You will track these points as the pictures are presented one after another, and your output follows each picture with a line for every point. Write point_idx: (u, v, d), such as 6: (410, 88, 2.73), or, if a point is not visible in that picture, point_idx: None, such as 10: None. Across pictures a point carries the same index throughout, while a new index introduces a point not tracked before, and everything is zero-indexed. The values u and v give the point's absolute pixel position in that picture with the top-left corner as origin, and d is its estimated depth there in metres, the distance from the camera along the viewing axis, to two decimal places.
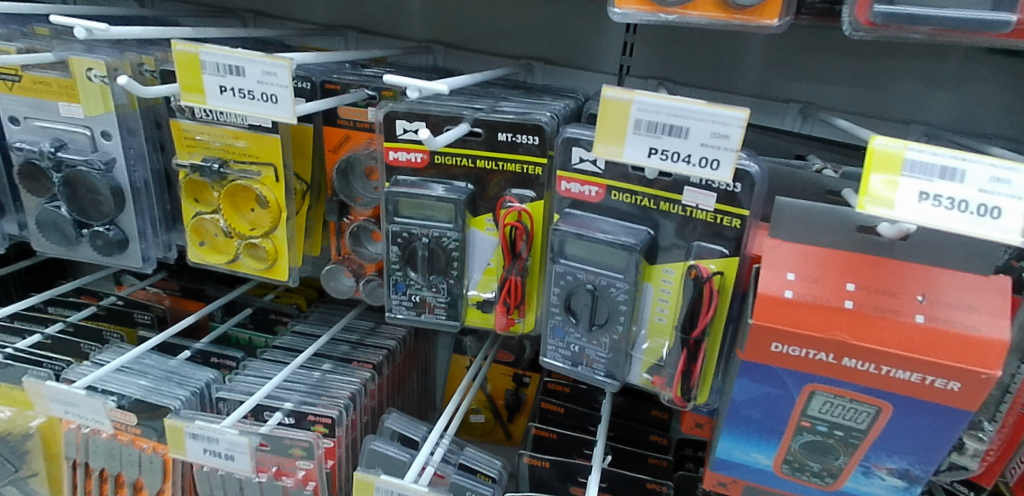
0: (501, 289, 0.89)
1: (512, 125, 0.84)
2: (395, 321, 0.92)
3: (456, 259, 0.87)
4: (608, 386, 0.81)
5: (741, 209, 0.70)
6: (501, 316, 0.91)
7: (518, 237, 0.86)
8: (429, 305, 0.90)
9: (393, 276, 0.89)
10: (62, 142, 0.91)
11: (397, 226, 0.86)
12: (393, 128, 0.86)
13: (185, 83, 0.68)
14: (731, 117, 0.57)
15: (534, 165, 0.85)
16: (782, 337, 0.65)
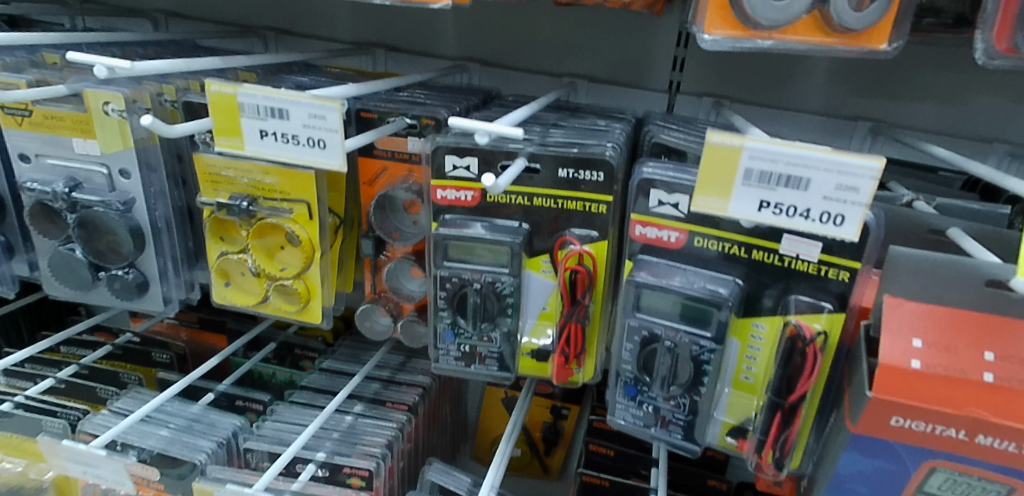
0: (559, 338, 0.80)
1: (575, 160, 0.75)
2: (441, 371, 0.83)
3: (511, 305, 0.78)
4: (688, 451, 0.72)
5: (852, 261, 0.62)
6: (560, 366, 0.82)
7: (579, 279, 0.77)
8: (479, 355, 0.82)
9: (439, 324, 0.80)
10: (77, 181, 0.83)
11: (445, 270, 0.77)
12: (442, 164, 0.78)
13: (220, 126, 0.60)
14: (864, 167, 0.49)
15: (599, 202, 0.76)
16: (905, 410, 0.57)
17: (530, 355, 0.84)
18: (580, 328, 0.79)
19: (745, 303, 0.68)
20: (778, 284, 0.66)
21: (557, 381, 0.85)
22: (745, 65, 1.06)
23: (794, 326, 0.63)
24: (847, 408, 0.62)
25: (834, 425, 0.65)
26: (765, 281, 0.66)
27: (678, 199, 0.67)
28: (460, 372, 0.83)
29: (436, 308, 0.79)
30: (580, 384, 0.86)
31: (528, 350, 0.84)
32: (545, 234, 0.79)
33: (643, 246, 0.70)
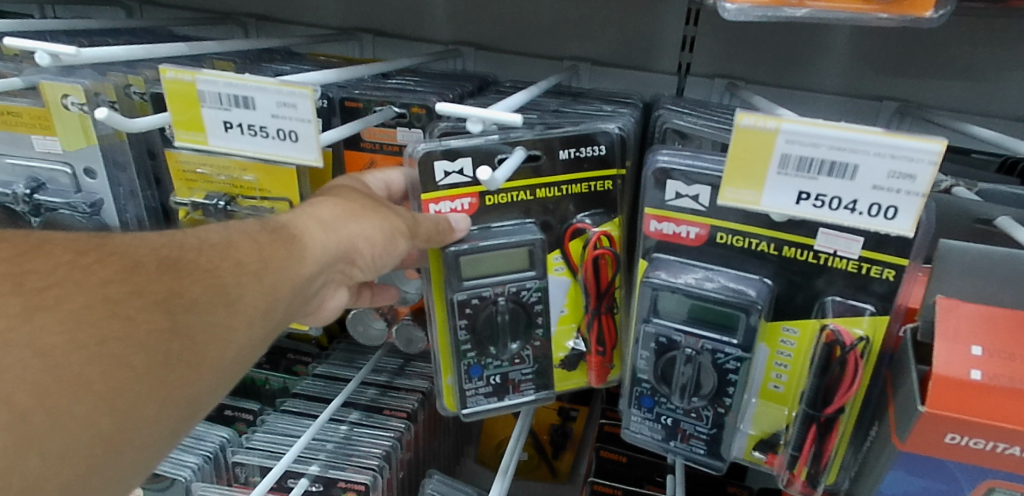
0: (592, 337, 0.73)
1: (573, 138, 0.68)
2: (474, 412, 0.74)
3: (540, 312, 0.72)
4: (714, 468, 0.65)
5: (898, 258, 0.55)
6: (596, 370, 0.74)
7: (603, 265, 0.70)
8: (508, 384, 0.74)
9: (466, 360, 0.72)
10: (39, 182, 0.76)
11: (464, 295, 0.69)
12: (431, 172, 0.69)
13: (179, 118, 0.53)
14: (921, 151, 0.42)
15: (604, 180, 0.70)
16: (961, 427, 0.49)
17: (562, 366, 0.76)
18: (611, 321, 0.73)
19: (774, 304, 0.61)
20: (813, 282, 0.59)
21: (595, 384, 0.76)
22: (759, 43, 0.99)
23: (832, 330, 0.57)
24: (893, 421, 0.55)
25: (875, 439, 0.59)
26: (797, 279, 0.60)
27: (698, 191, 0.60)
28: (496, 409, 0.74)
29: (458, 344, 0.71)
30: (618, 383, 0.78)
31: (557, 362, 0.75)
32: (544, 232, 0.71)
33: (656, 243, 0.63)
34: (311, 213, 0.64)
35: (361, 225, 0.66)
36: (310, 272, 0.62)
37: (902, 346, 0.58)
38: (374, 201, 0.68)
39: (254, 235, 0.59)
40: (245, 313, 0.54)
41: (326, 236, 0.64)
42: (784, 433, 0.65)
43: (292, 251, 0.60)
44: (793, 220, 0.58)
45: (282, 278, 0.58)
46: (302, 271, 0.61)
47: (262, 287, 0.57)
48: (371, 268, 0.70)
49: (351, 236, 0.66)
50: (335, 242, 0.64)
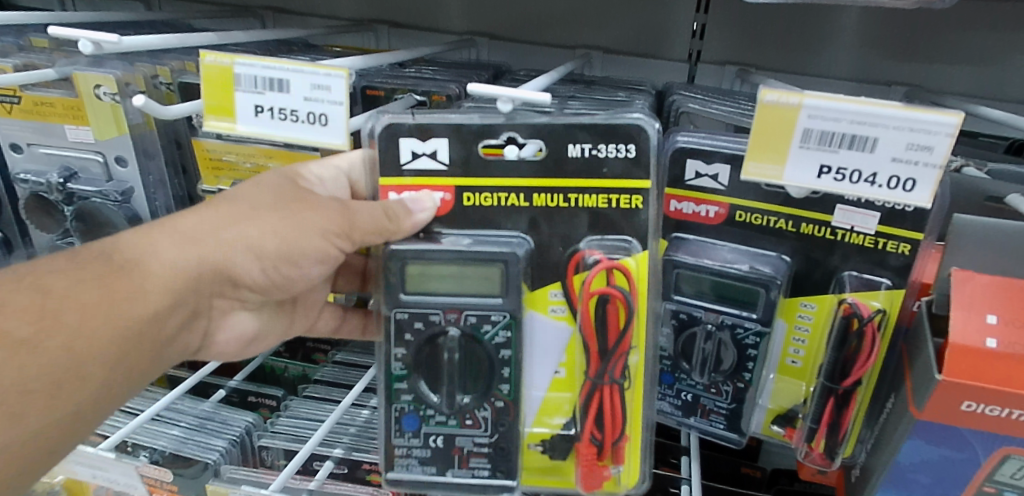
0: (588, 422, 0.60)
1: (599, 131, 0.58)
2: (400, 479, 0.64)
3: (507, 361, 0.62)
4: (733, 443, 0.67)
5: (913, 232, 0.57)
6: (586, 463, 0.62)
7: (608, 310, 0.59)
8: (451, 460, 0.64)
9: (399, 405, 0.64)
10: (72, 171, 0.78)
11: (406, 313, 0.62)
12: (397, 152, 0.62)
13: (212, 104, 0.56)
14: (940, 124, 0.44)
15: (634, 193, 0.60)
16: (979, 395, 0.51)
17: (539, 447, 0.66)
18: (613, 405, 0.60)
19: (792, 280, 0.63)
20: (830, 258, 0.61)
21: (586, 486, 0.65)
22: (769, 29, 1.00)
23: (849, 304, 0.59)
24: (910, 392, 0.56)
25: (892, 410, 0.60)
26: (815, 255, 0.61)
27: (717, 170, 0.62)
28: (428, 486, 0.63)
29: (393, 385, 0.64)
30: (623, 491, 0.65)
31: (539, 441, 0.66)
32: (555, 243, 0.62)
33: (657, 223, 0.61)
34: (181, 224, 0.61)
35: (260, 229, 0.61)
36: (157, 304, 0.59)
37: (918, 319, 0.59)
38: (285, 203, 0.63)
39: (59, 285, 0.55)
40: (44, 391, 0.52)
41: (187, 253, 0.61)
42: (801, 408, 0.67)
43: (127, 287, 0.57)
44: (810, 197, 0.60)
45: (99, 327, 0.55)
46: (144, 304, 0.58)
47: (64, 348, 0.53)
48: (282, 276, 0.66)
49: (238, 244, 0.62)
50: (206, 255, 0.61)
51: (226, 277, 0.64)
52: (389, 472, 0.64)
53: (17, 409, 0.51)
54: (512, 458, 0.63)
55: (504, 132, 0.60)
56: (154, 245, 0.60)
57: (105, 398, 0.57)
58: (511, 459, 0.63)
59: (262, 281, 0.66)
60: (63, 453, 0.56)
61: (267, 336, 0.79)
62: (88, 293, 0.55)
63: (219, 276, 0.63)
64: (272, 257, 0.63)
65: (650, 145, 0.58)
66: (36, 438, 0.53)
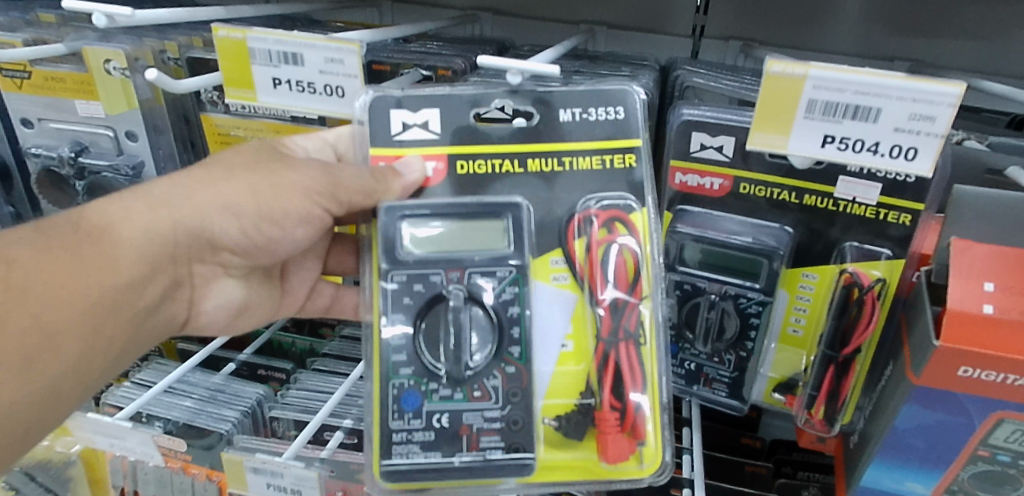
0: (606, 386, 0.59)
1: (589, 97, 0.63)
2: (398, 469, 0.59)
3: (517, 320, 0.61)
4: (735, 410, 0.69)
5: (914, 203, 0.58)
6: (609, 435, 0.59)
7: (617, 264, 0.60)
8: (458, 440, 0.60)
9: (397, 382, 0.60)
10: (83, 146, 0.80)
11: (405, 274, 0.61)
12: (387, 124, 0.63)
13: (232, 76, 0.64)
14: (943, 94, 0.45)
15: (629, 153, 0.63)
16: (975, 360, 0.52)
17: (552, 423, 0.62)
18: (629, 366, 0.59)
19: (794, 251, 0.64)
20: (832, 229, 0.62)
21: (610, 462, 0.60)
22: (772, 4, 1.00)
23: (850, 273, 0.61)
24: (908, 358, 0.58)
25: (890, 378, 0.62)
26: (817, 226, 0.63)
27: (722, 142, 0.62)
28: (433, 474, 0.59)
29: (390, 362, 0.61)
30: (647, 477, 0.61)
31: (553, 416, 0.62)
32: (554, 206, 0.63)
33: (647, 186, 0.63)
34: (153, 190, 0.64)
35: (236, 188, 0.65)
36: (130, 272, 0.62)
37: (917, 289, 0.61)
38: (264, 162, 0.67)
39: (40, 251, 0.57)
40: (15, 364, 0.53)
41: (158, 220, 0.63)
42: (801, 376, 0.69)
43: (96, 257, 0.59)
44: (814, 169, 0.61)
45: (86, 291, 0.58)
46: (117, 272, 0.60)
47: (31, 319, 0.54)
48: (264, 237, 0.69)
49: (215, 206, 0.65)
50: (178, 218, 0.64)
51: (203, 239, 0.67)
52: (387, 459, 0.59)
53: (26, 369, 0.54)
54: (527, 431, 0.60)
55: (496, 99, 0.63)
56: (126, 213, 0.62)
57: (101, 355, 0.61)
58: (526, 432, 0.60)
59: (242, 242, 0.68)
60: (46, 425, 0.59)
61: (256, 307, 0.82)
62: (58, 261, 0.57)
63: (197, 239, 0.67)
64: (253, 219, 0.66)
65: (637, 108, 0.63)
66: (19, 409, 0.55)
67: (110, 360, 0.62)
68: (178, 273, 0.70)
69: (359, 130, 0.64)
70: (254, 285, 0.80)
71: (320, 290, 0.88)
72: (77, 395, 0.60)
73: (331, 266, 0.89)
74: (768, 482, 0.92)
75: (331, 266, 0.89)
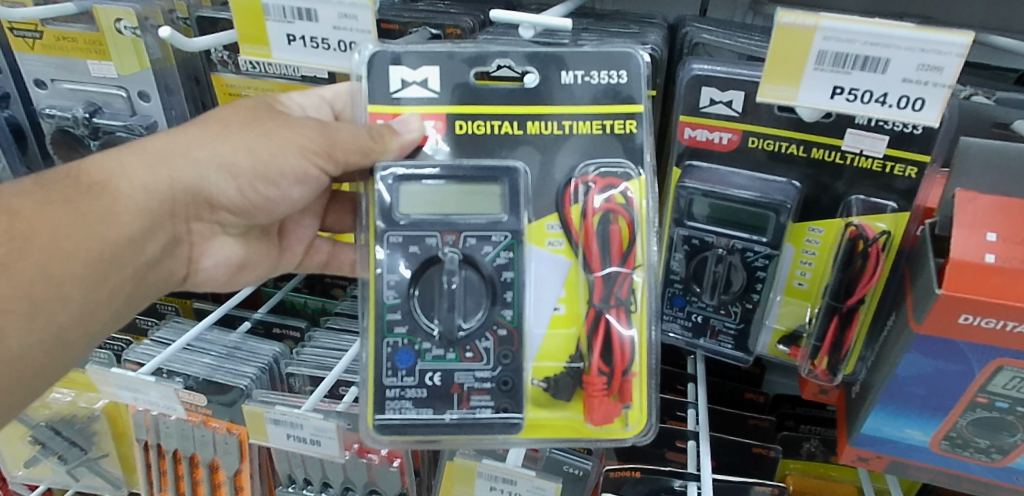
0: (598, 349, 0.60)
1: (595, 59, 0.63)
2: (391, 423, 0.61)
3: (511, 283, 0.62)
4: (740, 361, 0.70)
5: (921, 155, 0.59)
6: (597, 401, 0.60)
7: (612, 229, 0.61)
8: (448, 400, 0.62)
9: (392, 340, 0.62)
10: (96, 106, 0.81)
11: (400, 235, 0.62)
12: (386, 81, 0.63)
13: (247, 33, 0.66)
14: (950, 44, 0.46)
15: (630, 118, 0.63)
16: (976, 308, 0.54)
17: (541, 385, 0.64)
18: (620, 338, 0.60)
19: (802, 205, 0.65)
20: (840, 183, 0.63)
21: (595, 423, 0.62)
22: None
23: (856, 227, 0.62)
24: (911, 308, 0.59)
25: (892, 328, 0.63)
26: (824, 180, 0.64)
27: (731, 97, 0.63)
28: (424, 431, 0.62)
29: (384, 320, 0.62)
30: (627, 433, 0.65)
31: (541, 378, 0.64)
32: (554, 170, 0.64)
33: (645, 149, 0.63)
34: (150, 145, 0.65)
35: (233, 146, 0.66)
36: (129, 227, 0.64)
37: (920, 241, 0.61)
38: (256, 123, 0.67)
39: (44, 203, 0.60)
40: (22, 310, 0.57)
41: (156, 177, 0.65)
42: (806, 328, 0.70)
43: (97, 209, 0.62)
44: (822, 122, 0.62)
45: (86, 242, 0.61)
46: (118, 226, 0.63)
47: (37, 269, 0.58)
48: (261, 198, 0.70)
49: (212, 164, 0.67)
50: (176, 175, 0.66)
51: (200, 196, 0.69)
52: (381, 414, 0.61)
53: (31, 311, 0.57)
54: (517, 392, 0.62)
55: (495, 60, 0.63)
56: (123, 168, 0.64)
57: (104, 306, 0.64)
58: (515, 393, 0.62)
59: (238, 202, 0.70)
60: (55, 372, 0.62)
61: (256, 264, 0.83)
62: (58, 213, 0.60)
63: (195, 196, 0.68)
64: (249, 175, 0.67)
65: (641, 71, 0.63)
66: (24, 354, 0.58)
67: (113, 311, 0.65)
68: (177, 230, 0.71)
69: (355, 86, 0.65)
70: (252, 244, 0.82)
71: (320, 251, 0.88)
72: (82, 345, 0.63)
73: (329, 226, 0.89)
74: (771, 434, 0.93)
75: (329, 225, 0.89)
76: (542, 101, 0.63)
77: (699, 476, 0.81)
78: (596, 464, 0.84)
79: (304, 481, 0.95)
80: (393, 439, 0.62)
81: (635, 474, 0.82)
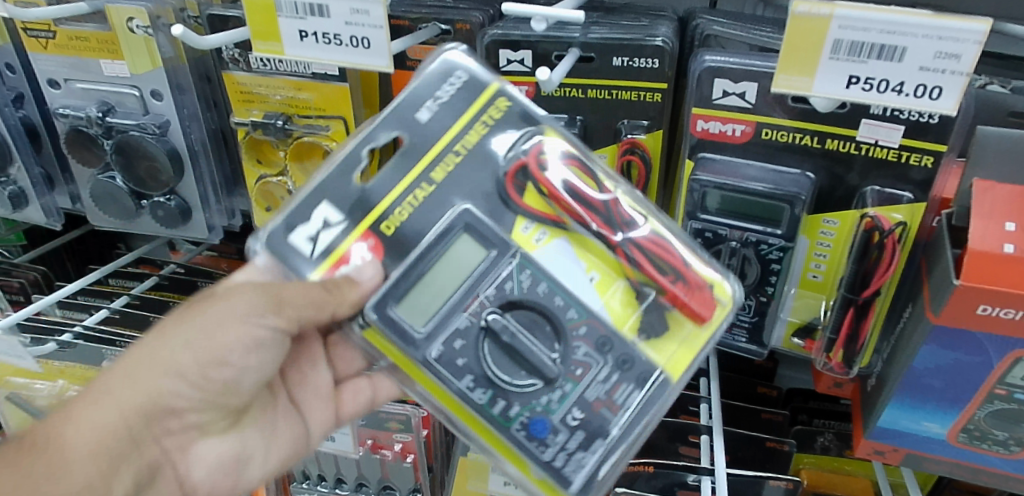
0: (643, 261, 0.58)
1: (422, 90, 0.61)
2: (584, 482, 0.55)
3: (558, 293, 0.58)
4: (754, 354, 0.71)
5: (936, 145, 0.59)
6: (688, 298, 0.58)
7: (578, 179, 0.59)
8: (604, 419, 0.56)
9: (517, 425, 0.56)
10: (109, 106, 0.81)
11: (441, 346, 0.57)
12: (301, 250, 0.60)
13: (260, 30, 0.66)
14: (967, 31, 0.46)
15: (499, 96, 0.61)
16: (997, 299, 0.53)
17: (642, 337, 0.58)
18: (658, 247, 0.59)
19: (816, 197, 0.65)
20: (854, 173, 0.63)
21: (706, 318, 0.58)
22: None
23: (871, 218, 0.61)
24: (929, 298, 0.59)
25: (909, 318, 0.63)
26: (838, 171, 0.63)
27: (744, 88, 0.63)
28: (610, 460, 0.56)
29: (497, 416, 0.56)
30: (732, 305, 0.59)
31: (638, 332, 0.58)
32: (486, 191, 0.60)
33: (530, 111, 0.61)
34: (94, 385, 0.60)
35: (174, 349, 0.61)
36: (86, 474, 0.58)
37: (937, 232, 0.61)
38: (177, 325, 0.62)
39: None
40: None
41: (103, 410, 0.59)
42: (821, 320, 0.70)
43: (44, 465, 0.56)
44: (837, 113, 0.61)
45: None
46: (70, 480, 0.57)
47: None
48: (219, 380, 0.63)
49: (164, 370, 0.61)
50: (127, 406, 0.60)
51: (161, 413, 0.62)
52: (569, 485, 0.55)
53: None
54: (640, 358, 0.57)
55: (360, 155, 0.61)
56: (70, 415, 0.59)
57: None
58: (639, 359, 0.57)
59: (198, 400, 0.63)
60: None
61: (254, 452, 0.71)
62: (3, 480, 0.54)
63: (154, 418, 0.62)
64: (206, 370, 0.62)
65: (468, 59, 0.62)
66: None
67: None
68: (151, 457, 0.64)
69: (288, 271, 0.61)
70: (247, 430, 0.70)
71: (343, 407, 0.77)
72: None
73: (345, 374, 0.78)
74: (784, 428, 0.93)
75: (347, 377, 0.78)
76: (428, 141, 0.60)
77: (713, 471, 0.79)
78: None
79: (318, 477, 0.95)
80: (595, 487, 0.56)
81: (648, 469, 0.82)
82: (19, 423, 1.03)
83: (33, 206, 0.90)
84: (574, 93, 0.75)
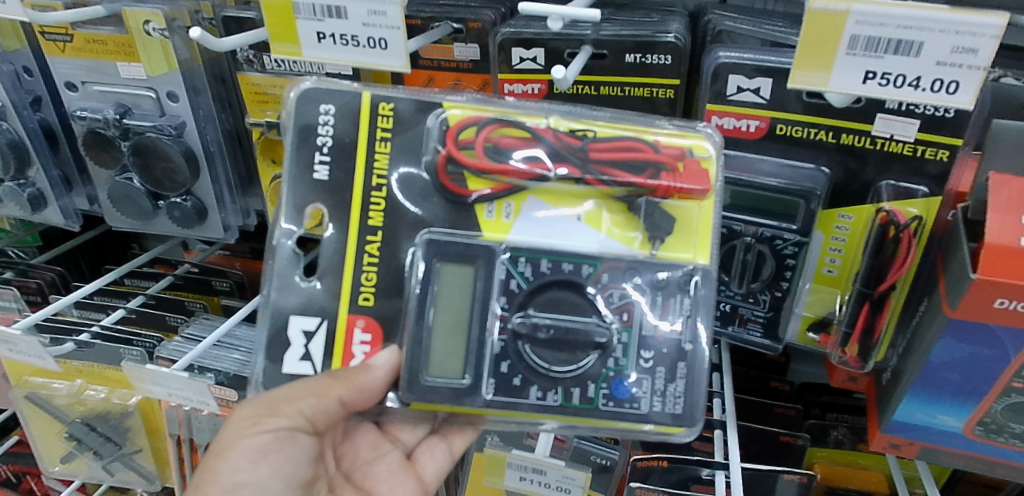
0: (616, 174, 0.59)
1: (303, 154, 0.63)
2: (687, 410, 0.61)
3: (577, 262, 0.61)
4: (768, 349, 0.71)
5: (952, 138, 0.59)
6: (677, 182, 0.58)
7: (503, 141, 0.60)
8: (674, 341, 0.61)
9: (603, 397, 0.61)
10: (126, 108, 0.82)
11: (495, 380, 0.60)
12: (301, 368, 0.65)
13: (278, 32, 0.66)
14: (984, 25, 0.47)
15: (378, 103, 0.62)
16: (1013, 292, 0.53)
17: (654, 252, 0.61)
18: (622, 151, 0.59)
19: (831, 191, 0.65)
20: (869, 168, 0.63)
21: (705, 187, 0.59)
22: None
23: (886, 213, 0.61)
24: (944, 293, 0.59)
25: (925, 313, 0.62)
26: (853, 166, 0.64)
27: (759, 84, 0.63)
28: (697, 373, 0.62)
29: (581, 404, 0.61)
30: (713, 154, 0.61)
31: (650, 251, 0.61)
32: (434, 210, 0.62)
33: (414, 102, 0.62)
34: None
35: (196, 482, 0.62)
36: None
37: (953, 227, 0.61)
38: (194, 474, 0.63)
39: None
40: None
41: None
42: (836, 314, 0.70)
43: None
44: (851, 107, 0.61)
45: None
46: None
47: None
48: None
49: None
50: None
51: None
52: (679, 416, 0.61)
53: None
54: (667, 271, 0.61)
55: (289, 250, 0.64)
56: None
57: None
58: (660, 274, 0.61)
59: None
60: None
61: None
62: None
63: None
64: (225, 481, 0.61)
65: (312, 92, 0.62)
66: None
67: None
68: None
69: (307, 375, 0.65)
70: None
71: (420, 475, 0.74)
72: None
73: (411, 443, 0.76)
74: (798, 422, 0.93)
75: (415, 446, 0.76)
76: (345, 192, 0.63)
77: (727, 465, 0.80)
78: (623, 454, 0.86)
79: None
80: (700, 408, 0.62)
81: (663, 464, 0.82)
82: (39, 422, 1.04)
83: (51, 207, 0.91)
84: (587, 91, 0.75)
